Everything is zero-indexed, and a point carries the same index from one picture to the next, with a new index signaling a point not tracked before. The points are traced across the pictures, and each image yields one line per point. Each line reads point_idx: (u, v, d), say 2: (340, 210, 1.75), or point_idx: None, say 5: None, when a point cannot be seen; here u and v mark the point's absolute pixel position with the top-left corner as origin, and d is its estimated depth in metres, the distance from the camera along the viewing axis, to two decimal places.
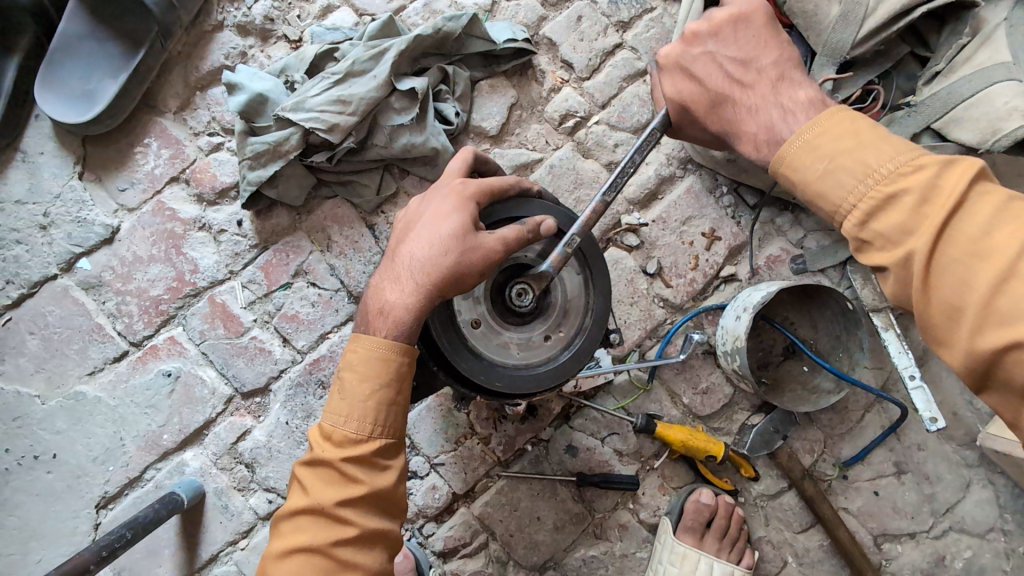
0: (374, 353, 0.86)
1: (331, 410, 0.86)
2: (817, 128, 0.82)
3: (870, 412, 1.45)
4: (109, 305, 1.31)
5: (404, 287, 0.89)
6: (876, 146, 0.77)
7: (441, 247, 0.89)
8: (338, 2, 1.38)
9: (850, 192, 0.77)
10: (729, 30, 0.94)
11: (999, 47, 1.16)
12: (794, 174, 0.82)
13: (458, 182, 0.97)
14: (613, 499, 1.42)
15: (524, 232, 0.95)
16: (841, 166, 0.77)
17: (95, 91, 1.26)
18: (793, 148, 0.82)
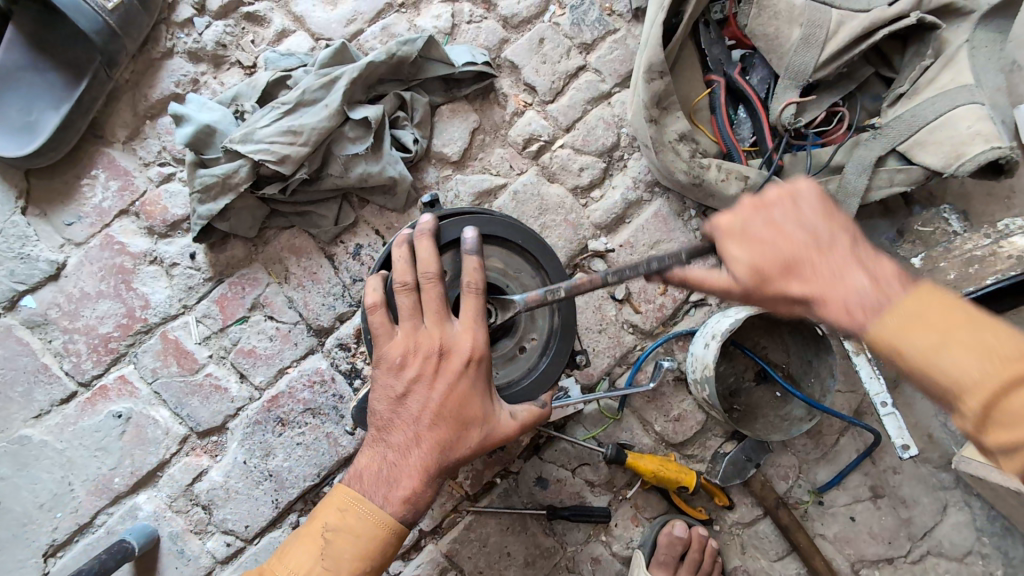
0: (375, 528, 0.85)
1: (304, 575, 0.83)
2: (919, 304, 0.70)
3: (845, 436, 1.43)
4: (56, 344, 1.26)
5: (429, 469, 0.85)
6: (990, 328, 0.67)
7: (468, 423, 0.86)
8: (293, 27, 1.34)
9: (977, 369, 0.65)
10: (797, 208, 0.79)
11: (962, 70, 1.14)
12: (896, 349, 0.70)
13: (445, 326, 0.88)
14: (585, 532, 1.38)
15: (480, 339, 0.88)
16: (959, 347, 0.66)
17: (35, 123, 1.21)
18: (887, 324, 0.70)
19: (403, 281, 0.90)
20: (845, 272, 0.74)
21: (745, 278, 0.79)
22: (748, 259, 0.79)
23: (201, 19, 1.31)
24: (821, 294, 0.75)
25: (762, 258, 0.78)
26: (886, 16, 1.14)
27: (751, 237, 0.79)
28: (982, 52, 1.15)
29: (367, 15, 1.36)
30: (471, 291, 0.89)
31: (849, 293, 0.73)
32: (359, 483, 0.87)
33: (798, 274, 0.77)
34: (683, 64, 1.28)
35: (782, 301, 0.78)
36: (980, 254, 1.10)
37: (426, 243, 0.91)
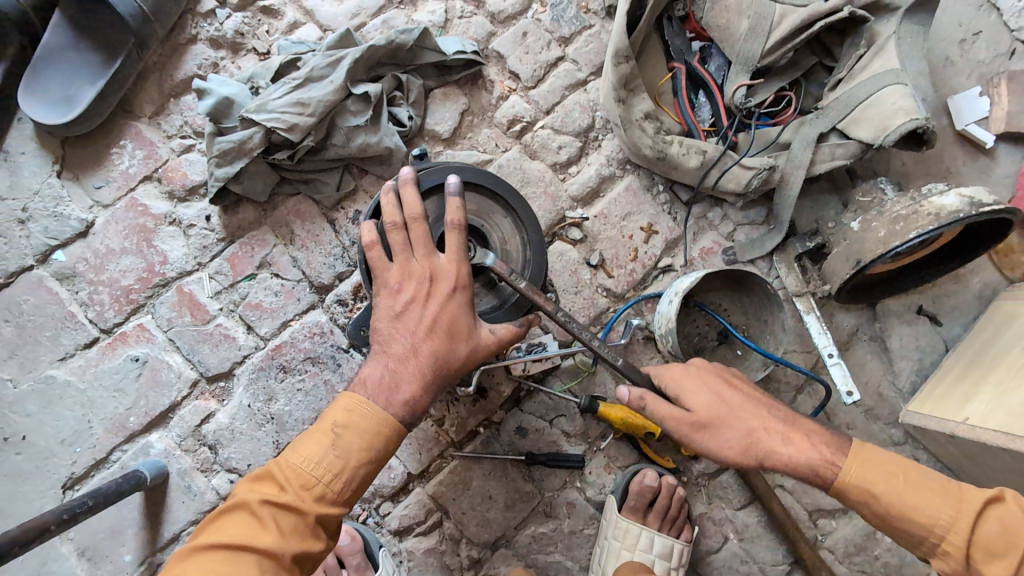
0: (381, 425, 0.97)
1: (319, 460, 0.94)
2: (859, 460, 1.07)
3: (801, 394, 1.54)
4: (82, 295, 1.39)
5: (427, 374, 1.02)
6: (924, 479, 1.04)
7: (457, 336, 1.05)
8: (304, 19, 1.51)
9: (944, 515, 1.01)
10: (710, 369, 1.14)
11: (890, 56, 1.30)
12: (870, 493, 1.05)
13: (431, 258, 1.07)
14: (561, 479, 1.50)
15: (463, 266, 1.06)
16: (914, 498, 1.02)
17: (74, 96, 1.37)
18: (850, 466, 1.06)
19: (393, 221, 1.07)
20: (787, 440, 1.08)
21: (703, 409, 1.09)
22: (705, 398, 1.10)
23: (222, 11, 1.48)
24: (753, 435, 1.08)
25: (718, 400, 1.10)
26: (821, 10, 1.30)
27: (703, 379, 1.12)
28: (908, 42, 1.31)
29: (370, 10, 1.53)
30: (452, 227, 1.06)
31: (795, 471, 1.07)
32: (364, 389, 1.00)
33: (735, 415, 1.09)
34: (648, 53, 1.46)
35: (730, 435, 1.08)
36: (904, 213, 1.24)
37: (410, 189, 1.07)
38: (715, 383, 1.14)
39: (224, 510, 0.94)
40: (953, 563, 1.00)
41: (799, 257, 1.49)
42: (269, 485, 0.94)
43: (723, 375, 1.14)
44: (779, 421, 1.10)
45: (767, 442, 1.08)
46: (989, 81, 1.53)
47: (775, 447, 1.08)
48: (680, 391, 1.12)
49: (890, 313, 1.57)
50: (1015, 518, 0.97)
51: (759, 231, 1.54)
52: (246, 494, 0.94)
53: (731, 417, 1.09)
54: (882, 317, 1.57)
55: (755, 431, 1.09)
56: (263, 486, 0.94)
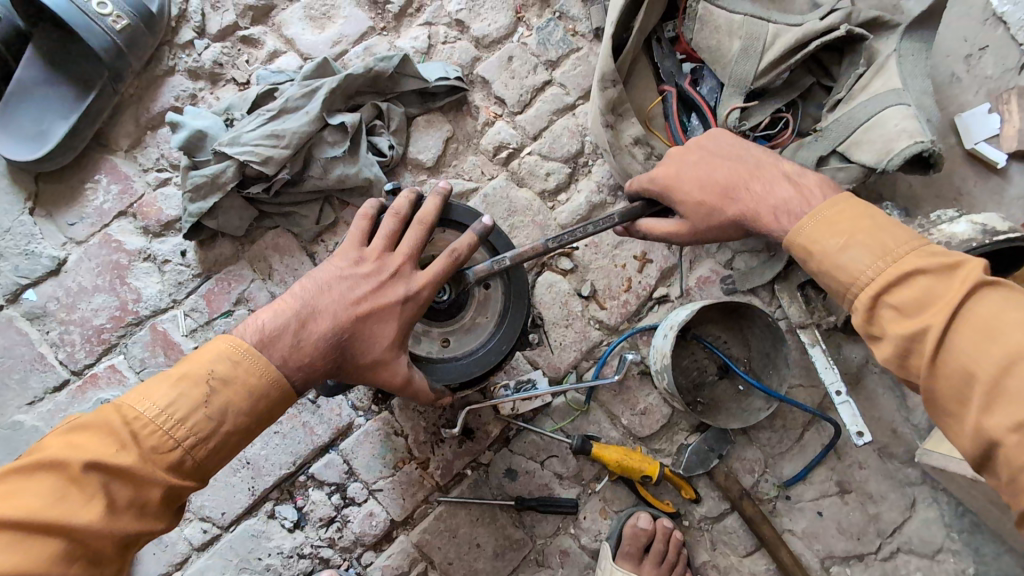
0: (263, 387, 0.88)
1: (180, 420, 0.82)
2: (829, 210, 0.93)
3: (809, 431, 1.45)
4: (52, 335, 1.34)
5: (326, 355, 0.93)
6: (890, 230, 0.88)
7: (375, 341, 0.96)
8: (284, 48, 1.48)
9: (869, 267, 0.87)
10: (708, 148, 1.07)
11: (891, 76, 1.24)
12: (813, 249, 0.92)
13: (410, 264, 1.01)
14: (554, 524, 1.41)
15: (433, 284, 1.00)
16: (858, 244, 0.88)
17: (47, 131, 1.34)
18: (808, 227, 0.93)
19: (397, 210, 1.03)
20: (773, 185, 1.00)
21: (692, 202, 1.04)
22: (694, 194, 1.04)
23: (201, 41, 1.45)
24: (748, 212, 1.01)
25: (708, 191, 1.04)
26: (816, 29, 1.25)
27: (692, 173, 1.05)
28: (910, 60, 1.25)
29: (351, 37, 1.49)
30: (451, 255, 1.01)
31: (780, 206, 0.98)
32: (256, 338, 0.89)
33: (733, 199, 1.02)
34: (637, 75, 1.40)
35: (716, 220, 1.03)
36: None
37: (434, 198, 1.05)
38: (705, 157, 1.07)
39: (28, 468, 0.77)
40: (899, 356, 0.84)
41: (802, 286, 1.41)
42: (104, 440, 0.80)
43: (715, 143, 1.07)
44: (755, 158, 1.04)
45: (754, 208, 1.00)
46: (999, 98, 1.46)
47: (765, 198, 1.00)
48: (669, 194, 1.07)
49: None
50: (998, 308, 0.78)
51: (760, 259, 1.47)
52: (64, 450, 0.79)
53: (712, 167, 1.05)
54: None
55: (752, 210, 1.00)
56: (93, 442, 0.79)
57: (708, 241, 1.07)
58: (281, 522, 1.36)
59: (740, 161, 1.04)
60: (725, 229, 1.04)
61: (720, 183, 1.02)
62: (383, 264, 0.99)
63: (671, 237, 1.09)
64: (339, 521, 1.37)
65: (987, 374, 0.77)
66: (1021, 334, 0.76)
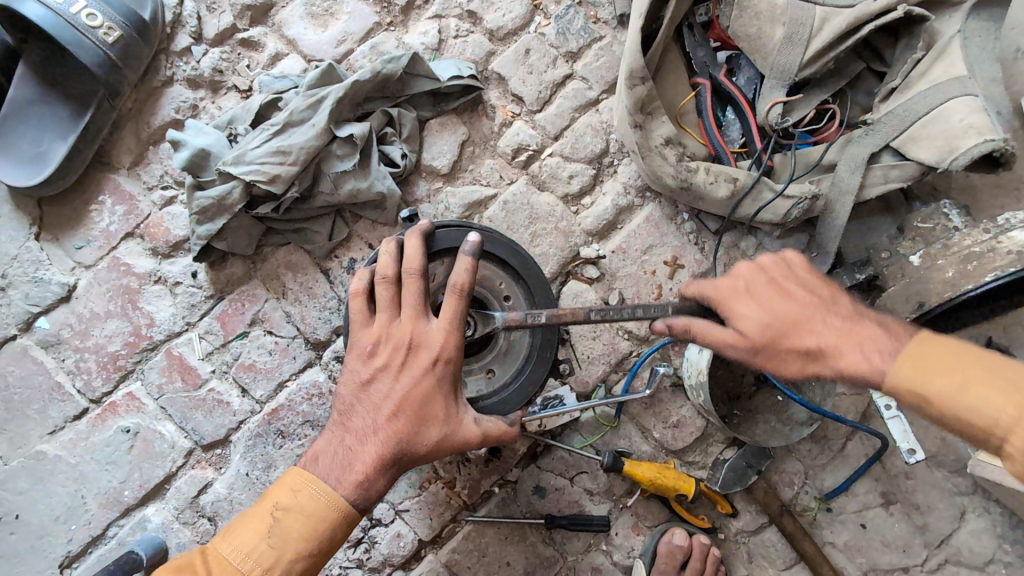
0: (322, 511, 0.87)
1: (247, 552, 0.84)
2: (920, 346, 0.83)
3: (852, 441, 1.38)
4: (68, 363, 1.32)
5: (384, 459, 0.89)
6: (1002, 364, 0.79)
7: (426, 420, 0.91)
8: (286, 50, 1.39)
9: (1005, 410, 0.75)
10: (771, 269, 0.93)
11: (954, 62, 1.11)
12: (924, 395, 0.81)
13: (420, 322, 0.94)
14: (585, 541, 1.37)
15: (452, 333, 0.93)
16: (973, 383, 0.78)
17: (46, 153, 1.28)
18: (904, 367, 0.82)
19: (383, 274, 0.96)
20: (853, 333, 0.87)
21: (753, 322, 0.89)
22: (758, 317, 0.89)
23: (198, 47, 1.36)
24: (822, 347, 0.87)
25: (772, 315, 0.89)
26: (871, 10, 1.12)
27: (757, 296, 0.91)
28: (976, 43, 1.12)
29: (356, 35, 1.39)
30: (454, 291, 0.93)
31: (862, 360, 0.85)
32: (315, 466, 0.90)
33: (803, 337, 0.88)
34: (667, 68, 1.29)
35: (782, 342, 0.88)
36: (977, 250, 1.06)
37: (415, 242, 0.97)
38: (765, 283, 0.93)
39: None
40: None
41: None
42: None
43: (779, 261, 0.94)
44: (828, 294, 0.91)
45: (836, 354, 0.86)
46: None
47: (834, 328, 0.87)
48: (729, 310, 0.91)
49: None
50: None
51: None
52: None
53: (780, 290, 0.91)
54: None
55: (831, 350, 0.86)
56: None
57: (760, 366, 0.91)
58: None
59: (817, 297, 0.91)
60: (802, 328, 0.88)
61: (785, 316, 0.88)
62: (394, 343, 0.93)
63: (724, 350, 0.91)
64: (366, 542, 1.35)
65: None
66: None
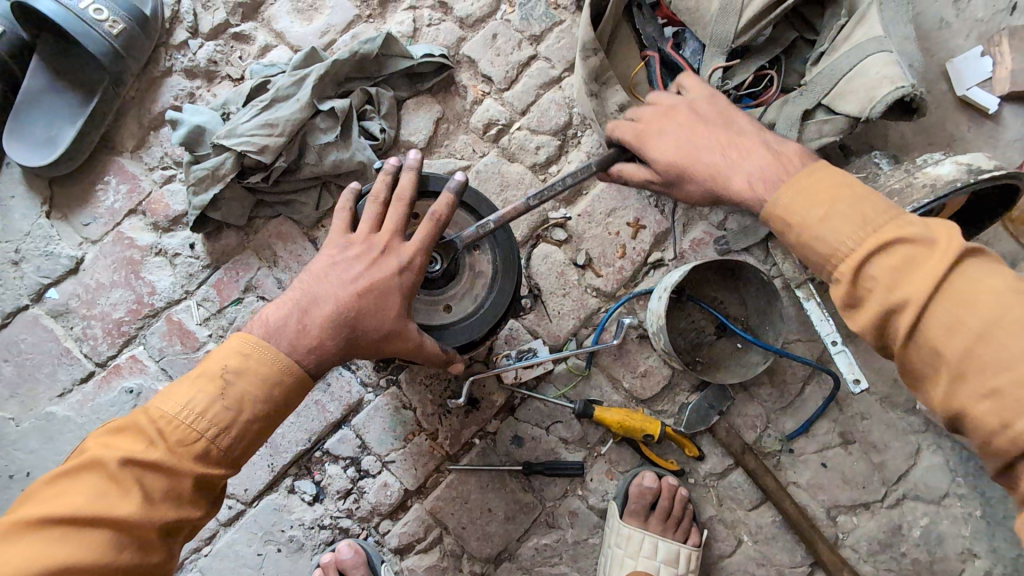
0: (273, 375, 0.91)
1: (199, 414, 0.88)
2: (808, 179, 0.88)
3: (809, 385, 1.47)
4: (76, 330, 1.42)
5: (336, 330, 0.95)
6: (866, 198, 0.84)
7: (380, 312, 0.98)
8: (275, 42, 1.52)
9: (849, 238, 0.82)
10: (698, 105, 1.05)
11: (872, 25, 1.23)
12: (792, 217, 0.87)
13: (396, 237, 1.03)
14: (562, 487, 1.45)
15: (419, 252, 1.03)
16: (836, 214, 0.83)
17: (56, 137, 1.40)
18: (784, 197, 0.88)
19: (377, 194, 1.06)
20: (747, 155, 0.97)
21: (663, 159, 1.03)
22: (669, 151, 1.03)
23: (195, 41, 1.50)
24: (715, 173, 0.98)
25: (681, 151, 1.01)
26: None
27: (673, 136, 1.03)
28: (892, 6, 1.24)
29: (338, 26, 1.53)
30: (433, 218, 1.03)
31: (735, 170, 0.96)
32: (263, 333, 0.94)
33: (701, 162, 0.99)
34: (620, 43, 1.41)
35: (688, 176, 1.01)
36: (898, 187, 1.16)
37: (411, 171, 1.06)
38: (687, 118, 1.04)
39: (77, 468, 0.86)
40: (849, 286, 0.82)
41: None
42: (138, 440, 0.87)
43: (697, 90, 1.08)
44: (734, 132, 1.00)
45: (725, 174, 0.97)
46: (989, 40, 1.44)
47: (700, 168, 0.99)
48: (644, 146, 1.06)
49: None
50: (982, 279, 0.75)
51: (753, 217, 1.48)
52: (103, 450, 0.87)
53: (689, 159, 1.00)
54: None
55: (720, 175, 0.97)
56: (128, 442, 0.87)
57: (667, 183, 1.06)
58: (301, 496, 1.43)
59: (731, 116, 1.03)
60: (703, 195, 1.01)
61: (698, 160, 0.99)
62: (371, 244, 1.02)
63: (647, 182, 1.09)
64: (355, 493, 1.43)
65: (974, 328, 0.73)
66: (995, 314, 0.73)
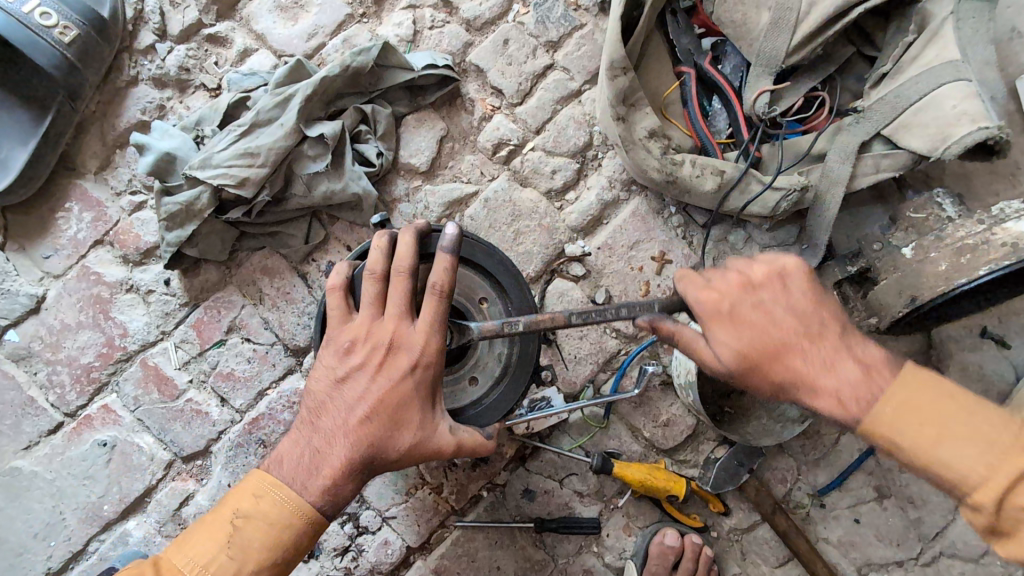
0: (287, 518, 0.83)
1: (202, 566, 0.80)
2: (904, 389, 0.78)
3: (845, 435, 1.36)
4: (40, 376, 1.28)
5: (354, 461, 0.86)
6: (980, 415, 0.74)
7: (399, 424, 0.88)
8: (255, 46, 1.33)
9: (975, 465, 0.73)
10: (777, 280, 0.86)
11: (946, 45, 1.07)
12: (896, 448, 0.77)
13: (402, 323, 0.91)
14: (576, 543, 1.35)
15: (432, 339, 0.91)
16: (954, 437, 0.74)
17: (5, 160, 1.23)
18: (882, 411, 0.77)
19: (373, 269, 0.93)
20: (836, 359, 0.82)
21: (732, 350, 0.84)
22: (736, 347, 0.84)
23: (163, 45, 1.31)
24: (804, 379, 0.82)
25: (751, 342, 0.83)
26: None
27: (742, 321, 0.84)
28: (969, 24, 1.07)
29: (328, 28, 1.34)
30: (434, 292, 0.90)
31: (839, 390, 0.80)
32: (280, 469, 0.87)
33: (784, 361, 0.82)
34: (650, 56, 1.24)
35: (769, 377, 0.83)
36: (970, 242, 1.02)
37: (406, 238, 0.94)
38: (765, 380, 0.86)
39: None
40: (983, 518, 0.73)
41: None
42: None
43: (763, 264, 0.88)
44: (811, 328, 0.83)
45: (810, 390, 0.81)
46: None
47: (773, 337, 0.83)
48: (709, 327, 0.86)
49: (948, 338, 1.36)
50: None
51: None
52: None
53: (761, 320, 0.84)
54: (938, 344, 1.36)
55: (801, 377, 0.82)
56: None
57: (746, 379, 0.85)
58: None
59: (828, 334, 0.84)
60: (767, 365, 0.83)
61: (772, 342, 0.82)
62: (376, 341, 0.91)
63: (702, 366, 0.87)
64: (353, 551, 1.33)
65: None
66: None
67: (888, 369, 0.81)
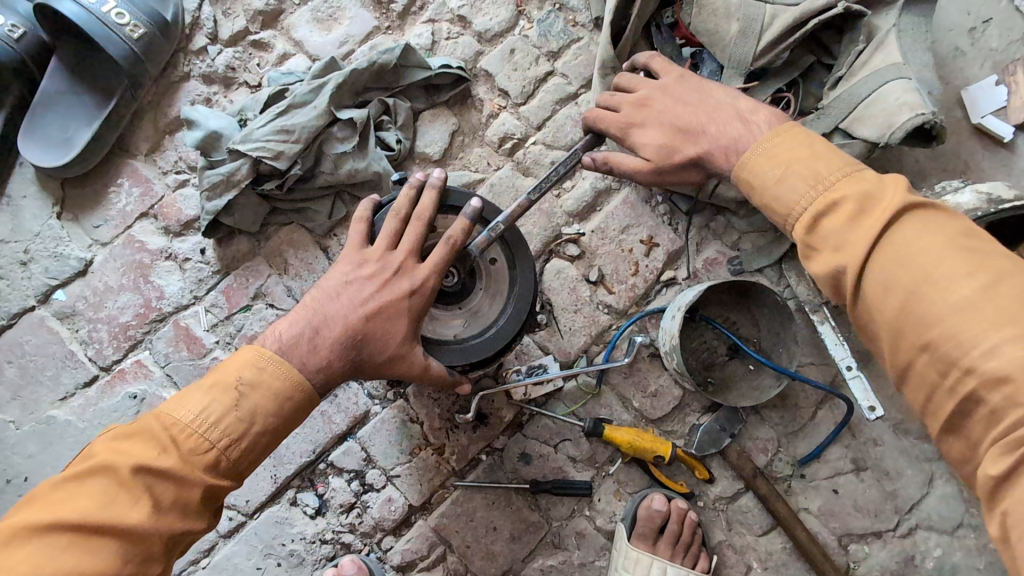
0: (287, 386, 0.91)
1: (213, 423, 0.87)
2: (776, 140, 0.94)
3: (821, 410, 1.45)
4: (81, 333, 1.40)
5: (340, 357, 0.95)
6: (827, 159, 0.89)
7: (385, 335, 0.97)
8: (294, 50, 1.53)
9: (804, 197, 0.88)
10: (672, 93, 1.11)
11: (890, 51, 1.24)
12: (755, 179, 0.94)
13: (412, 258, 1.01)
14: (569, 507, 1.43)
15: (433, 274, 1.01)
16: (793, 174, 0.90)
17: (71, 138, 1.40)
18: (752, 159, 0.95)
19: (397, 209, 1.05)
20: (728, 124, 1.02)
21: (634, 100, 1.13)
22: (656, 140, 1.09)
23: (214, 47, 1.50)
24: (703, 154, 1.04)
25: (665, 137, 1.08)
26: (814, 7, 1.24)
27: (655, 117, 1.10)
28: (908, 37, 1.26)
29: (357, 37, 1.54)
30: (447, 242, 1.01)
31: (733, 142, 1.00)
32: (278, 346, 0.93)
33: (691, 139, 1.06)
34: None
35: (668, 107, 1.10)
36: None
37: (430, 193, 1.05)
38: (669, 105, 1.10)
39: (82, 474, 0.83)
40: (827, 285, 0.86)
41: None
42: (147, 446, 0.85)
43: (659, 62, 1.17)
44: (716, 105, 1.06)
45: (708, 153, 1.03)
46: (1003, 69, 1.46)
47: (691, 149, 1.05)
48: (631, 137, 1.12)
49: None
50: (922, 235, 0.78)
51: (768, 238, 1.47)
52: (111, 455, 0.84)
53: (675, 139, 1.07)
54: None
55: (709, 148, 1.03)
56: (137, 448, 0.85)
57: (665, 180, 1.12)
58: (303, 509, 1.40)
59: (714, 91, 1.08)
60: (687, 168, 1.08)
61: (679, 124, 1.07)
62: (385, 264, 1.00)
63: (636, 175, 1.12)
64: (359, 507, 1.40)
65: (905, 288, 0.78)
66: (937, 265, 0.76)
67: (769, 130, 0.98)
